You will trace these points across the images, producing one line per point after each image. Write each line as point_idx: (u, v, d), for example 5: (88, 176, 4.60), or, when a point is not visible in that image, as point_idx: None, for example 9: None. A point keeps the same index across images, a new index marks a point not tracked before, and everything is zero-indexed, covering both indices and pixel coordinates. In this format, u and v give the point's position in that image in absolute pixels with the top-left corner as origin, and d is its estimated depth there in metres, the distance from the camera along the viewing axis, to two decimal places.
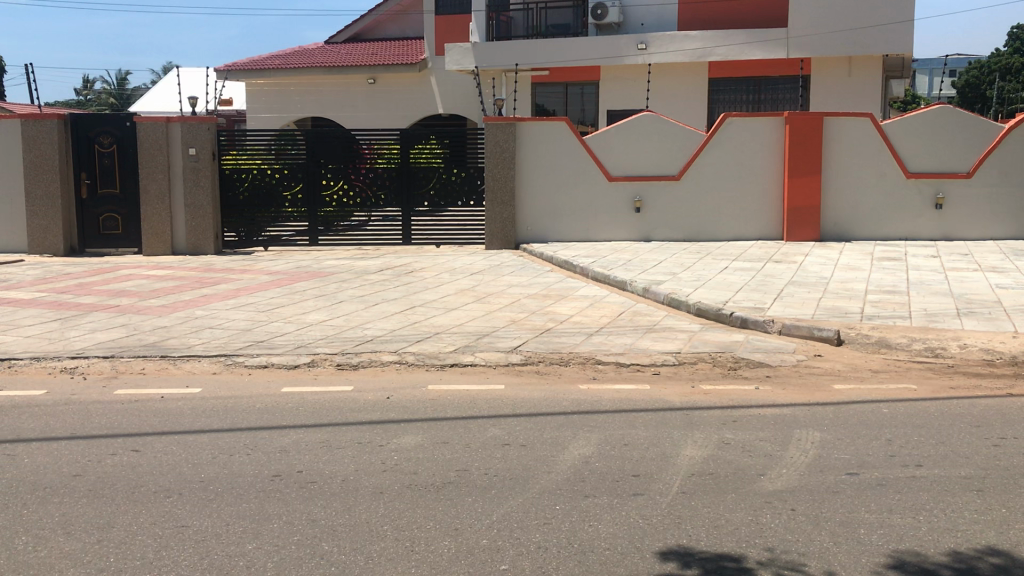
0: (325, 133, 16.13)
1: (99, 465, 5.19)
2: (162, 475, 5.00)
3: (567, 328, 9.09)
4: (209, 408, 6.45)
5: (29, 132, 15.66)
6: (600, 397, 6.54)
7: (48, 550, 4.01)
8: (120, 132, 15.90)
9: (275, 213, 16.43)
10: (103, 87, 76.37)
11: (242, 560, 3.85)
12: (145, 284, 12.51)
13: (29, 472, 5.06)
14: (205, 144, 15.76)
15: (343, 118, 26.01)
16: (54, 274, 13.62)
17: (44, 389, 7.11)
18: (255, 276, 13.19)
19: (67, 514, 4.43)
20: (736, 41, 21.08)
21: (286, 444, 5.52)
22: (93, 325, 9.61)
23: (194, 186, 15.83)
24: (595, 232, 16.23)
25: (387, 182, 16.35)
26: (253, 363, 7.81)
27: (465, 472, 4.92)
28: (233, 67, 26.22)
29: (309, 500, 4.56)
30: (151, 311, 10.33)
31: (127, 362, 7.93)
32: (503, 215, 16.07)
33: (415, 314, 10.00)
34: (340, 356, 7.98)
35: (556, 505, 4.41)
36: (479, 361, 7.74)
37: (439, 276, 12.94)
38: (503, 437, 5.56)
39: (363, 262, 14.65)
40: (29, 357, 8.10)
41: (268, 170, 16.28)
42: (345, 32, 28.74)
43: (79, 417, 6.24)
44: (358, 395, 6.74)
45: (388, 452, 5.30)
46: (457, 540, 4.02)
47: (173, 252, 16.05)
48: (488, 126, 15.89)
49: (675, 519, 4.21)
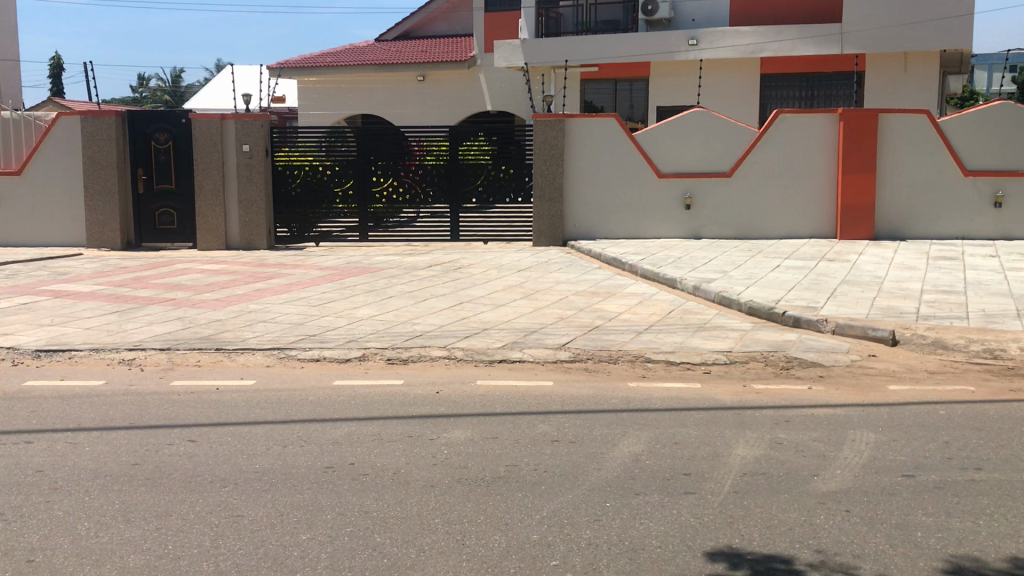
0: (374, 130, 16.27)
1: (157, 454, 5.30)
2: (218, 465, 5.09)
3: (616, 326, 9.04)
4: (261, 400, 6.54)
5: (89, 129, 16.02)
6: (650, 395, 6.51)
7: (109, 536, 4.12)
8: (177, 129, 16.14)
9: (326, 209, 16.62)
10: (158, 85, 77.75)
11: (296, 550, 3.91)
12: (200, 278, 12.72)
13: (90, 461, 5.19)
14: (259, 141, 15.98)
15: (392, 115, 26.23)
16: (112, 267, 13.91)
17: (103, 379, 7.28)
18: (306, 271, 13.35)
19: (127, 501, 4.55)
20: (789, 36, 20.85)
21: (339, 436, 5.58)
22: (150, 317, 9.82)
23: (248, 182, 16.06)
24: (644, 229, 16.15)
25: (435, 178, 16.45)
26: (306, 356, 7.91)
27: (515, 467, 4.94)
28: (284, 64, 26.56)
29: (361, 492, 4.61)
30: (206, 305, 10.51)
31: (182, 354, 8.09)
32: (551, 211, 16.05)
33: (464, 310, 10.05)
34: (390, 351, 8.05)
35: (607, 502, 4.40)
36: (527, 357, 7.74)
37: (487, 272, 12.96)
38: (553, 434, 5.57)
39: (412, 258, 14.71)
40: (89, 348, 8.29)
41: (320, 167, 16.45)
42: (395, 30, 28.91)
43: (137, 408, 6.38)
44: (407, 389, 6.79)
45: (438, 447, 5.32)
46: (508, 535, 4.03)
47: (227, 247, 16.29)
48: (537, 123, 15.89)
49: (727, 518, 4.18)
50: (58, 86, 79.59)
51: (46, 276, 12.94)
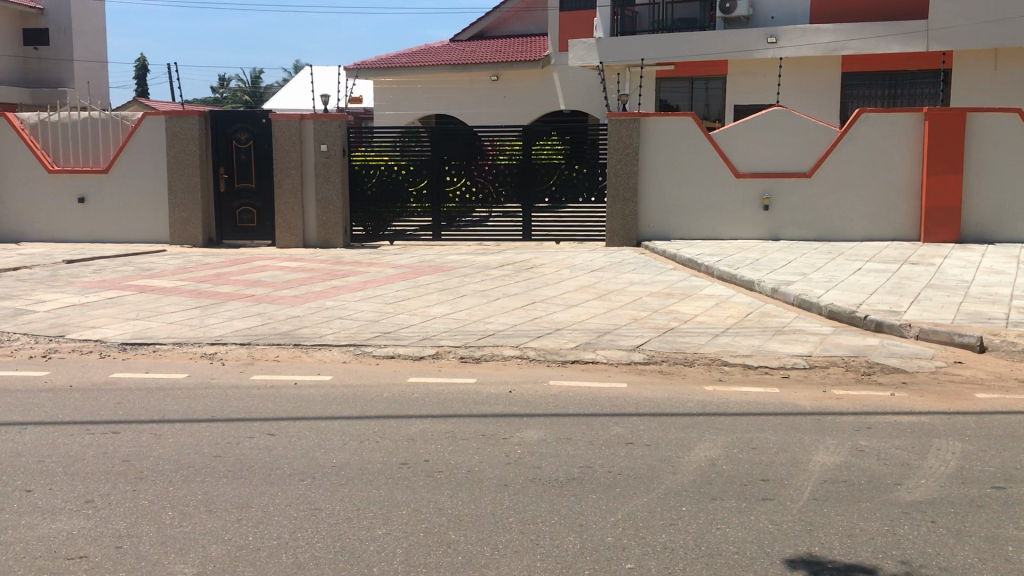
0: (448, 130, 16.37)
1: (237, 446, 5.43)
2: (295, 458, 5.19)
3: (691, 328, 8.94)
4: (337, 395, 6.64)
5: (173, 129, 16.47)
6: (726, 399, 6.41)
7: (192, 526, 4.22)
8: (257, 129, 16.48)
9: (400, 209, 16.79)
10: (238, 85, 79.64)
11: (372, 545, 3.96)
12: (278, 275, 12.97)
13: (173, 452, 5.34)
14: (336, 141, 16.23)
15: (467, 115, 26.39)
16: (194, 263, 14.29)
17: (185, 372, 7.48)
18: (381, 269, 13.51)
19: (209, 492, 4.66)
20: (872, 34, 20.32)
21: (413, 433, 5.63)
22: (231, 313, 10.05)
23: (324, 181, 16.32)
24: (720, 230, 15.94)
25: (509, 178, 16.48)
26: (381, 353, 8.01)
27: (589, 469, 4.92)
28: (361, 65, 26.94)
29: (436, 488, 4.64)
30: (284, 301, 10.72)
31: (262, 349, 8.26)
32: (625, 211, 15.93)
33: (536, 310, 10.05)
34: (464, 349, 8.09)
35: (682, 506, 4.35)
36: (601, 359, 7.70)
37: (560, 272, 12.94)
38: (627, 436, 5.53)
39: (485, 258, 14.77)
40: (173, 342, 8.53)
41: (395, 166, 16.62)
42: (470, 30, 29.06)
43: (219, 401, 6.54)
44: (481, 388, 6.82)
45: (511, 446, 5.33)
46: (582, 536, 4.01)
47: (304, 245, 16.58)
48: (611, 122, 15.79)
49: (806, 526, 4.09)
50: (144, 86, 82.14)
51: (132, 272, 13.35)
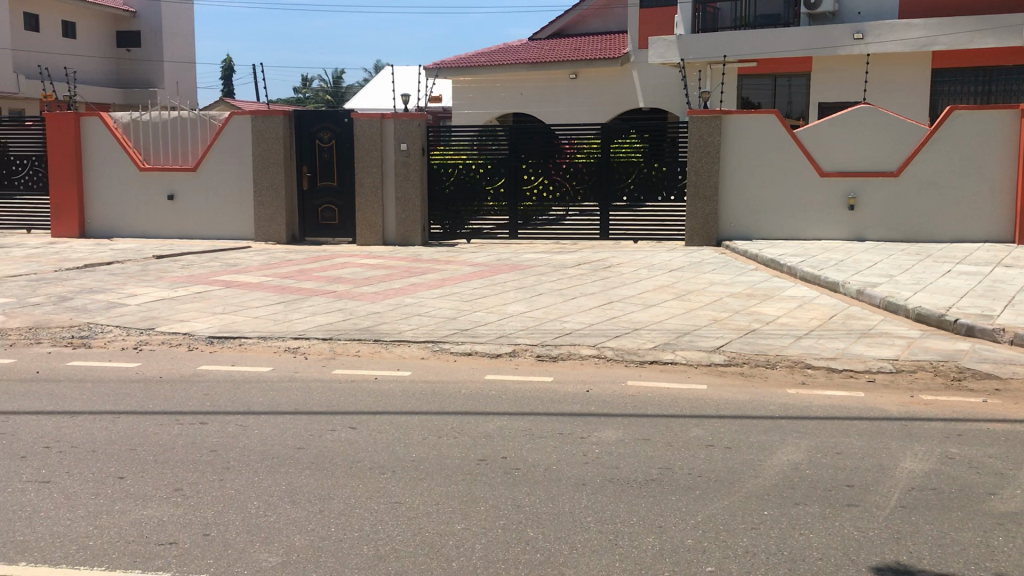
0: (526, 129, 16.38)
1: (320, 439, 5.53)
2: (376, 452, 5.27)
3: (773, 329, 8.79)
4: (416, 391, 6.72)
5: (258, 128, 16.86)
6: (810, 403, 6.28)
7: (277, 515, 4.32)
8: (339, 129, 16.76)
9: (478, 207, 16.90)
10: (320, 85, 81.15)
11: (451, 539, 3.99)
12: (359, 271, 13.18)
13: (258, 443, 5.48)
14: (416, 140, 16.40)
15: (545, 113, 26.40)
16: (278, 260, 14.60)
17: (270, 366, 7.67)
18: (458, 267, 13.60)
19: (293, 483, 4.76)
20: (965, 29, 19.67)
21: (491, 430, 5.66)
22: (313, 308, 10.26)
23: (404, 179, 16.51)
24: (803, 230, 15.64)
25: (586, 176, 16.44)
26: (459, 350, 8.07)
27: (668, 470, 4.87)
28: (441, 65, 27.17)
29: (514, 485, 4.66)
30: (365, 298, 10.88)
31: (344, 344, 8.41)
32: (705, 210, 15.73)
33: (614, 309, 10.00)
34: (541, 348, 8.10)
35: (764, 510, 4.28)
36: (680, 360, 7.62)
37: (638, 272, 12.85)
38: (707, 438, 5.45)
39: (562, 256, 14.76)
40: (258, 336, 8.74)
41: (473, 165, 16.73)
42: (549, 28, 29.06)
43: (301, 393, 6.69)
44: (558, 386, 6.82)
45: (590, 445, 5.32)
46: (662, 537, 3.98)
47: (384, 242, 16.80)
48: (691, 120, 15.60)
49: (893, 534, 3.99)
50: (230, 86, 84.35)
51: (218, 267, 13.72)
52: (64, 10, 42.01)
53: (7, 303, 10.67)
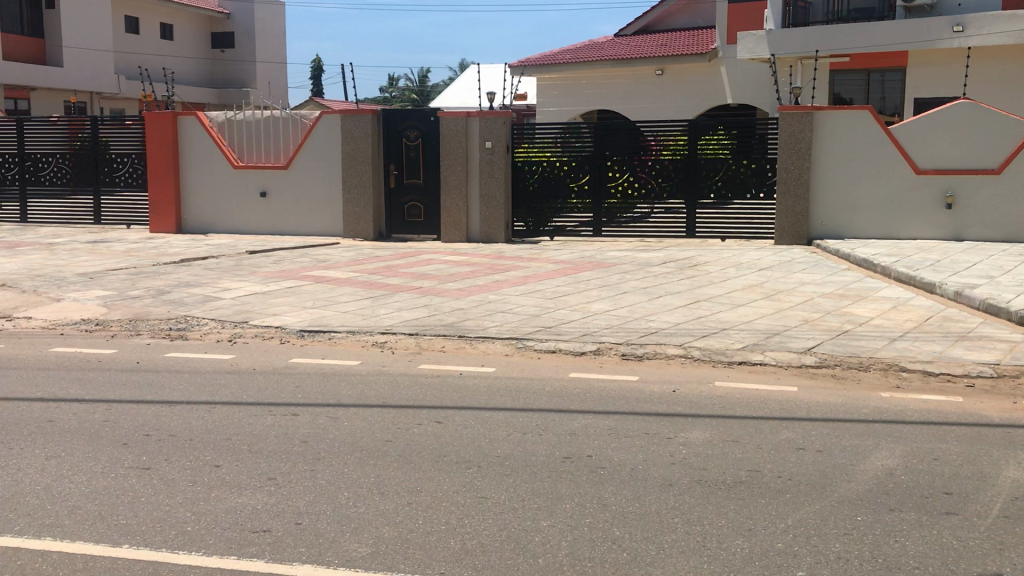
0: (610, 125, 16.29)
1: (408, 432, 5.61)
2: (463, 446, 5.31)
3: (866, 331, 8.56)
4: (501, 387, 6.75)
5: (347, 127, 17.16)
6: (905, 407, 6.09)
7: (367, 506, 4.40)
8: (425, 127, 16.95)
9: (561, 204, 16.87)
10: (407, 84, 82.18)
11: (537, 536, 4.00)
12: (444, 268, 13.31)
13: (348, 434, 5.59)
14: (501, 138, 16.47)
15: (630, 110, 26.21)
16: (365, 256, 14.84)
17: (358, 359, 7.80)
18: (542, 265, 13.61)
19: (382, 475, 4.84)
20: None
21: (576, 428, 5.65)
22: (399, 304, 10.40)
23: (489, 176, 16.60)
24: (897, 229, 15.19)
25: (672, 173, 16.25)
26: (543, 348, 8.08)
27: (757, 473, 4.79)
28: (526, 62, 27.22)
29: (600, 484, 4.64)
30: (449, 294, 10.98)
31: (429, 340, 8.50)
32: (794, 208, 15.40)
33: (701, 308, 9.87)
34: (626, 347, 8.05)
35: (858, 516, 4.17)
36: (769, 361, 7.48)
37: (725, 271, 12.65)
38: (797, 441, 5.34)
39: (647, 254, 14.63)
40: (346, 330, 8.90)
41: (557, 162, 16.72)
42: (635, 24, 28.84)
43: (389, 387, 6.79)
44: (644, 386, 6.77)
45: (677, 446, 5.26)
46: (751, 540, 3.92)
47: (468, 239, 16.93)
48: (782, 116, 15.28)
49: (996, 545, 3.84)
50: (319, 86, 86.14)
51: (308, 263, 14.01)
52: (162, 12, 43.52)
53: (110, 295, 11.11)
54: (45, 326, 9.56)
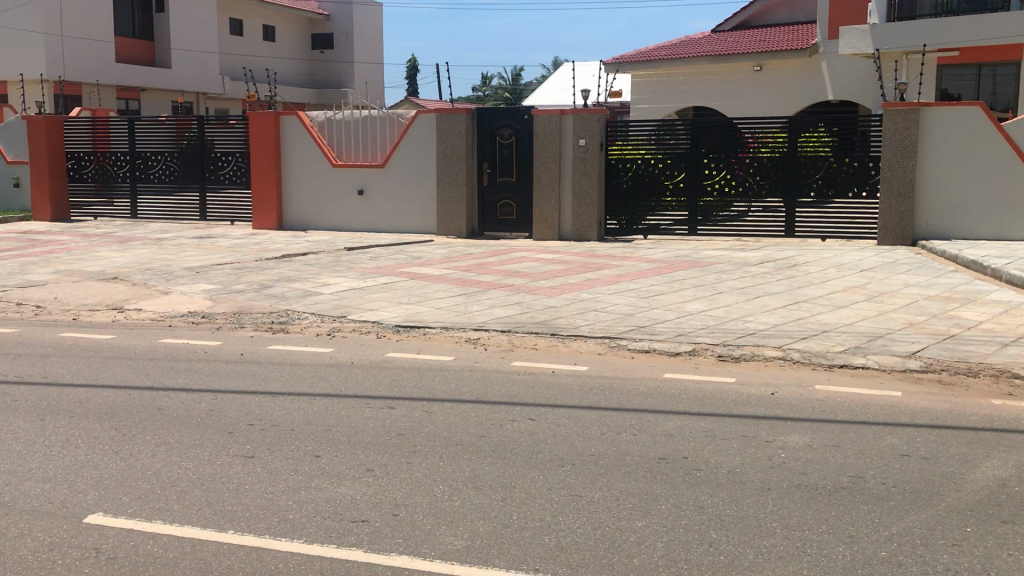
0: (706, 122, 16.05)
1: (502, 428, 5.65)
2: (556, 444, 5.32)
3: (975, 335, 8.23)
4: (594, 386, 6.73)
5: (442, 126, 17.35)
6: (1018, 416, 5.84)
7: (461, 501, 4.45)
8: (519, 125, 17.01)
9: (656, 202, 16.73)
10: (500, 82, 82.62)
11: (633, 536, 3.98)
12: (536, 265, 13.34)
13: (443, 428, 5.67)
14: (595, 135, 16.43)
15: (726, 107, 25.79)
16: (458, 253, 14.98)
17: (452, 355, 7.89)
18: (635, 263, 13.51)
19: (476, 470, 4.88)
20: None
21: (671, 429, 5.59)
22: (492, 301, 10.47)
23: (582, 174, 16.57)
24: (1009, 229, 14.61)
25: (770, 171, 15.95)
26: (637, 347, 8.03)
27: (859, 479, 4.66)
28: (621, 59, 27.04)
29: (696, 486, 4.59)
30: (542, 292, 11.00)
31: (522, 337, 8.54)
32: (899, 208, 14.92)
33: (800, 310, 9.65)
34: (722, 347, 7.94)
35: (967, 527, 4.02)
36: (871, 364, 7.28)
37: (825, 271, 12.34)
38: (902, 447, 5.18)
39: (743, 254, 14.37)
40: (440, 326, 9.01)
41: (652, 160, 16.58)
42: (733, 20, 28.37)
43: (483, 383, 6.85)
44: (741, 387, 6.66)
45: (775, 449, 5.16)
46: (853, 547, 3.83)
47: (561, 237, 16.94)
48: (886, 112, 14.83)
49: None
50: (414, 86, 87.33)
51: (402, 260, 14.22)
52: (265, 15, 44.79)
53: (215, 289, 11.51)
54: (154, 318, 9.96)
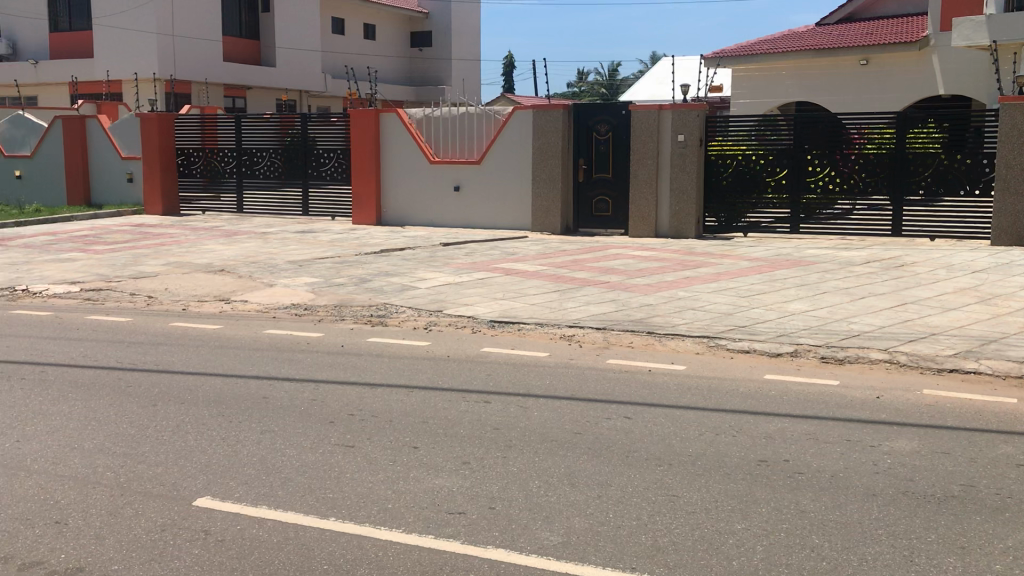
0: (810, 117, 15.68)
1: (598, 425, 5.64)
2: (653, 443, 5.28)
3: None
4: (692, 385, 6.65)
5: (539, 121, 17.42)
6: None
7: (557, 496, 4.46)
8: (616, 121, 16.96)
9: (756, 200, 16.38)
10: (597, 78, 82.26)
11: (732, 538, 3.92)
12: (632, 263, 13.24)
13: (540, 424, 5.68)
14: (694, 131, 16.22)
15: (830, 102, 25.11)
16: (553, 250, 14.98)
17: (547, 352, 7.90)
18: (734, 262, 13.29)
19: (572, 467, 4.88)
20: None
21: (772, 431, 5.48)
22: (587, 298, 10.44)
23: (680, 171, 16.38)
24: None
25: (877, 168, 15.45)
26: (736, 347, 7.89)
27: (971, 488, 4.48)
28: (721, 54, 26.59)
29: (797, 490, 4.49)
30: (638, 289, 10.92)
31: (618, 335, 8.48)
32: (1016, 207, 14.26)
33: (907, 311, 9.33)
34: (825, 349, 7.73)
35: None
36: (984, 369, 6.98)
37: (934, 272, 11.90)
38: (1017, 457, 4.96)
39: (847, 253, 13.97)
40: (536, 322, 9.03)
41: (753, 156, 16.25)
42: (838, 12, 27.60)
43: (579, 380, 6.84)
44: (845, 390, 6.48)
45: (881, 455, 5.01)
46: (964, 559, 3.68)
47: (657, 234, 16.77)
48: (1004, 107, 14.14)
49: None
50: (511, 83, 87.71)
51: (498, 256, 14.31)
52: (366, 14, 45.64)
53: (317, 282, 11.80)
54: (259, 309, 10.26)
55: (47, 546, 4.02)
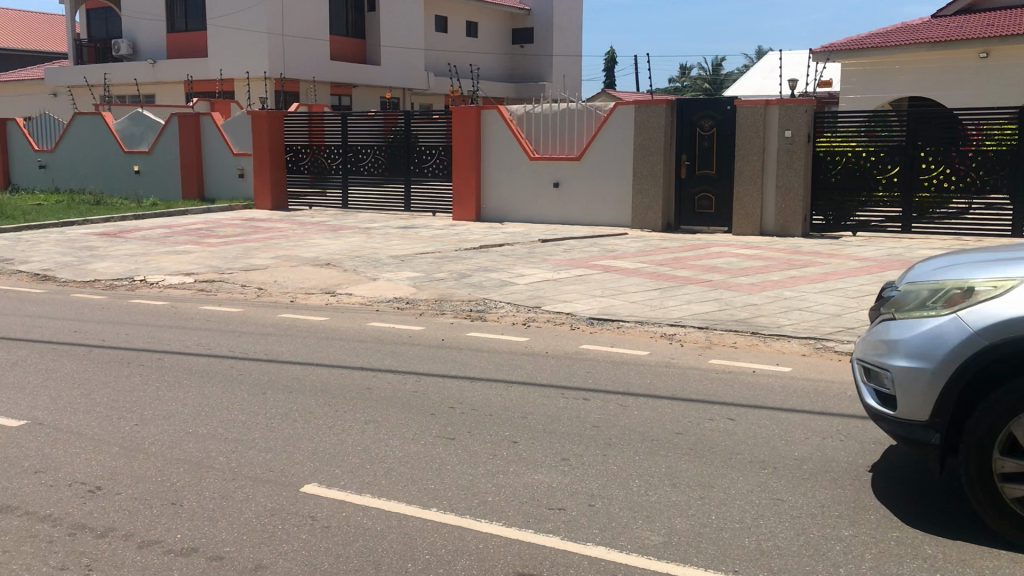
0: (924, 113, 15.15)
1: (699, 426, 5.57)
2: (756, 446, 5.18)
3: None
4: (798, 388, 6.49)
5: (641, 118, 17.25)
6: None
7: (658, 496, 4.43)
8: (721, 116, 16.63)
9: (866, 198, 15.86)
10: (700, 74, 80.99)
11: (839, 545, 3.83)
12: (735, 261, 13.00)
13: (640, 423, 5.65)
14: (801, 127, 15.85)
15: (946, 97, 24.14)
16: (654, 247, 14.84)
17: (648, 350, 7.83)
18: (842, 261, 12.92)
19: (673, 466, 4.84)
20: None
21: (881, 437, 5.31)
22: (689, 296, 10.31)
23: (787, 167, 16.04)
24: None
25: (996, 166, 14.86)
26: (844, 350, 7.68)
27: None
28: (830, 48, 25.83)
29: (909, 498, 4.35)
30: (741, 289, 10.73)
31: (720, 335, 8.35)
32: None
33: None
34: None
35: None
36: None
37: None
38: None
39: None
40: (636, 321, 8.97)
41: (864, 152, 15.71)
42: (955, 4, 26.50)
43: (680, 380, 6.76)
44: None
45: None
46: None
47: (762, 232, 16.46)
48: None
49: None
50: (612, 79, 87.19)
51: (598, 253, 14.26)
52: (469, 12, 46.08)
53: (419, 277, 11.99)
54: (363, 302, 10.49)
55: (164, 526, 4.21)
